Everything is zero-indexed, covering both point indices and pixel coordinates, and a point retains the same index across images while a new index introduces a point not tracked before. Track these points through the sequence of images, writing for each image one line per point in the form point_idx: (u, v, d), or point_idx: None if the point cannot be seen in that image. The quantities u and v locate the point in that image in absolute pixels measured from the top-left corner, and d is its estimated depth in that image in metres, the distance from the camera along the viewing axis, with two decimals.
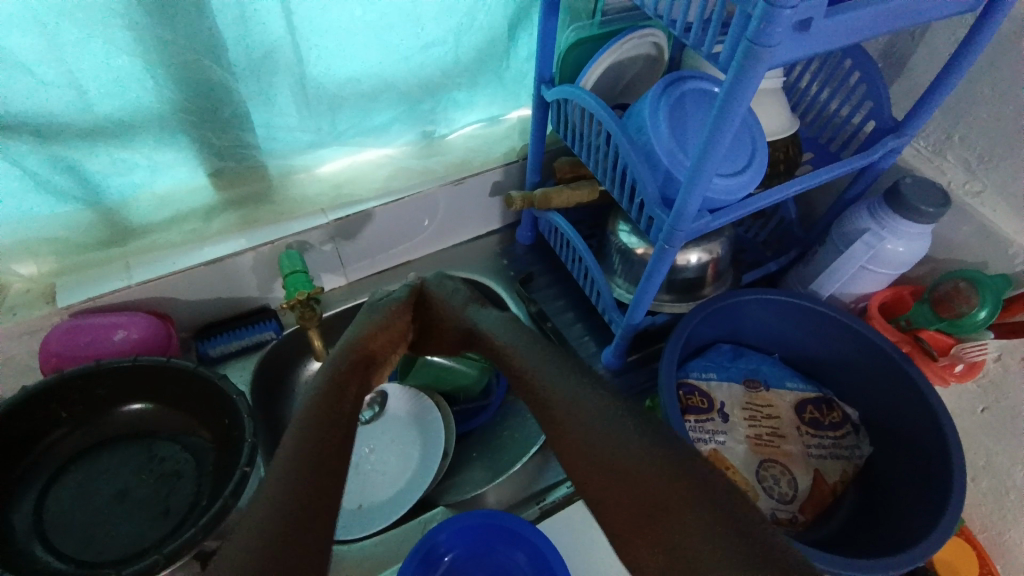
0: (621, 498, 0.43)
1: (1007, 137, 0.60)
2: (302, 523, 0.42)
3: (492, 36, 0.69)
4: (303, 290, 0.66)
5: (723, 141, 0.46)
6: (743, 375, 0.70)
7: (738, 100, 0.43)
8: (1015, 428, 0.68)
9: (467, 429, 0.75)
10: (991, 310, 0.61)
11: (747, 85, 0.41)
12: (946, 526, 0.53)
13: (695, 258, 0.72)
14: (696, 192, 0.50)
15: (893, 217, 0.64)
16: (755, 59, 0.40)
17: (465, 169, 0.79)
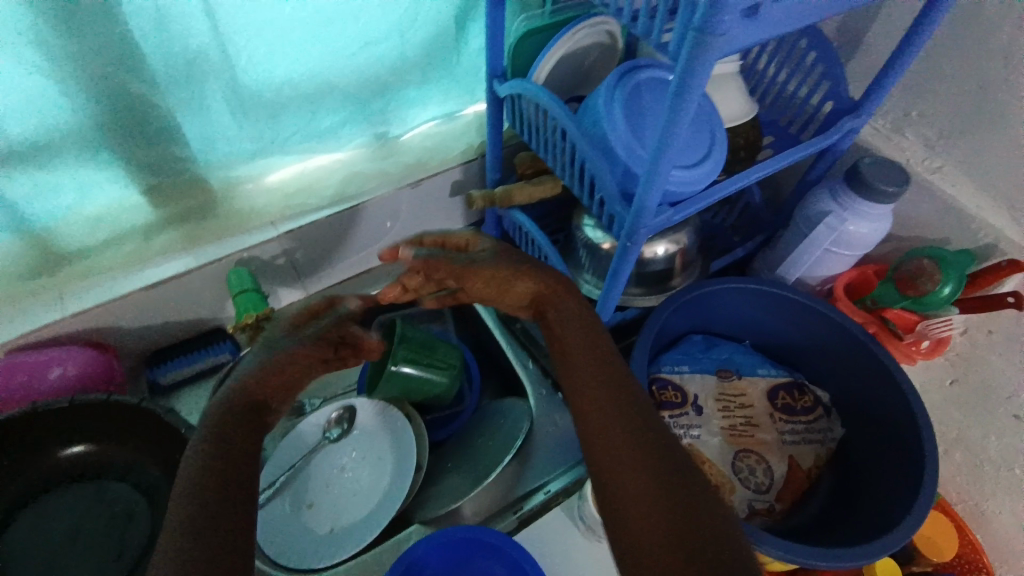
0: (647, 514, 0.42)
1: (965, 112, 0.60)
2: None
3: (441, 29, 0.66)
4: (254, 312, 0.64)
5: (678, 134, 0.44)
6: (715, 365, 0.70)
7: (691, 92, 0.41)
8: (983, 398, 0.70)
9: (442, 438, 0.75)
10: (955, 287, 0.61)
11: (699, 75, 0.40)
12: (920, 512, 0.53)
13: (663, 250, 0.72)
14: (655, 187, 0.48)
15: (854, 198, 0.64)
16: (706, 47, 0.38)
17: (422, 169, 0.77)
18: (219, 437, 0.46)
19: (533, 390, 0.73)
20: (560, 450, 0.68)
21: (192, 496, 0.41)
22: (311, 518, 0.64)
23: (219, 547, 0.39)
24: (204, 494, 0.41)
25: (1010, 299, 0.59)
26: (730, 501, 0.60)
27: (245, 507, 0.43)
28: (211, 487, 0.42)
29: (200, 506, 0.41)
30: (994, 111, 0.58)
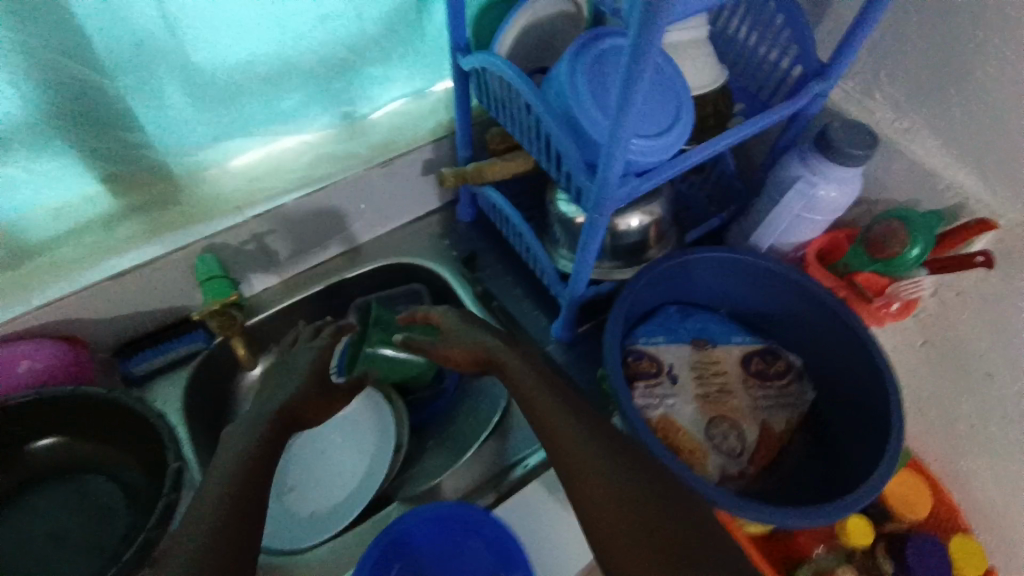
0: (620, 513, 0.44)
1: (933, 72, 0.59)
2: (235, 536, 0.43)
3: (400, 3, 0.65)
4: (220, 300, 0.63)
5: (635, 101, 0.44)
6: (690, 335, 0.70)
7: (645, 56, 0.41)
8: (954, 357, 0.71)
9: (425, 418, 0.75)
10: (923, 248, 0.62)
11: (652, 40, 0.40)
12: (887, 469, 0.54)
13: (637, 222, 0.72)
14: (617, 157, 0.48)
15: (823, 162, 0.64)
16: (655, 11, 0.38)
17: (390, 149, 0.75)
18: (258, 442, 0.51)
19: None
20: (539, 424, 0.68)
21: (215, 483, 0.46)
22: (293, 501, 0.65)
23: (235, 541, 0.43)
24: (223, 490, 0.45)
25: (979, 260, 0.60)
26: (704, 466, 0.61)
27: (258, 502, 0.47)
28: (235, 484, 0.46)
29: (231, 504, 0.45)
30: (960, 70, 0.57)
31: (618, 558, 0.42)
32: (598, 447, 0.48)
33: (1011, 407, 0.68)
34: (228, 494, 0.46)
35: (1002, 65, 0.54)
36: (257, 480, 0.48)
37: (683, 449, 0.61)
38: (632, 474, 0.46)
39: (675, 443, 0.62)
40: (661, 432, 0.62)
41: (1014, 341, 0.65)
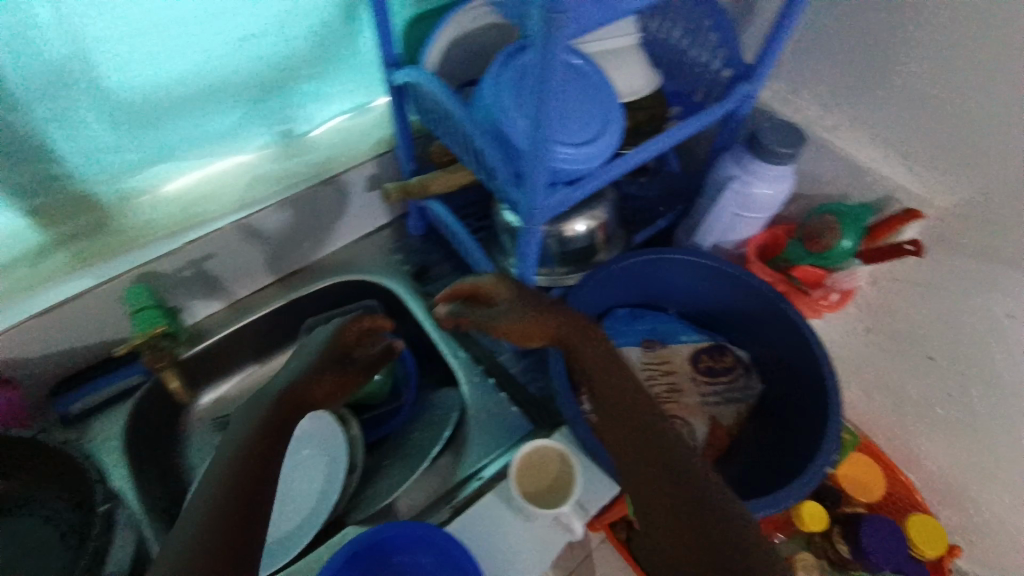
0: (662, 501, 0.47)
1: (853, 68, 0.61)
2: (231, 533, 0.41)
3: (327, 21, 0.64)
4: (149, 330, 0.62)
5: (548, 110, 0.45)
6: (640, 337, 0.71)
7: (550, 66, 0.42)
8: (895, 343, 0.73)
9: (382, 434, 0.75)
10: (855, 240, 0.64)
11: (553, 50, 0.41)
12: (824, 458, 0.55)
13: (583, 227, 0.73)
14: (539, 164, 0.48)
15: (755, 162, 0.65)
16: (553, 22, 0.39)
17: (330, 167, 0.76)
18: (255, 431, 0.49)
19: (466, 378, 0.73)
20: (496, 434, 0.69)
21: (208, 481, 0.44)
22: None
23: (227, 535, 0.41)
24: (221, 485, 0.44)
25: (908, 247, 0.62)
26: None
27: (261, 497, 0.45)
28: (233, 475, 0.45)
29: (226, 497, 0.43)
30: (880, 64, 0.59)
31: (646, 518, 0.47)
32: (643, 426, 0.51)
33: (953, 386, 0.70)
34: (224, 487, 0.44)
35: (922, 56, 0.55)
36: (256, 475, 0.45)
37: None
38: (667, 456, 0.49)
39: None
40: None
41: (950, 324, 0.66)
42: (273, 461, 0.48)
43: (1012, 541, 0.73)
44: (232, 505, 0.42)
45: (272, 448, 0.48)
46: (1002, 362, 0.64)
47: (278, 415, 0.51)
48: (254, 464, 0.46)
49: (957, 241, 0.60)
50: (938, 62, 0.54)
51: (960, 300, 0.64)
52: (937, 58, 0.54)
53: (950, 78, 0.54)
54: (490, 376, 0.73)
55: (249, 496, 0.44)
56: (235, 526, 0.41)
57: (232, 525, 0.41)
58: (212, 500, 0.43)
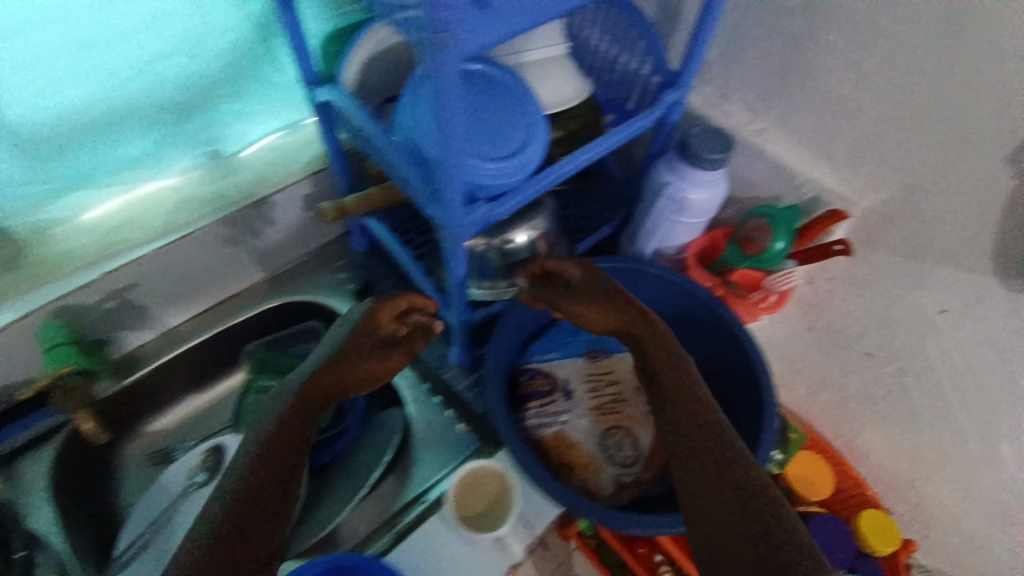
0: (710, 479, 0.48)
1: (775, 74, 0.61)
2: (232, 540, 0.46)
3: (241, 39, 0.63)
4: (59, 368, 0.62)
5: (450, 129, 0.44)
6: (585, 346, 0.71)
7: (443, 87, 0.41)
8: (836, 341, 0.74)
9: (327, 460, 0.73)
10: (787, 242, 0.64)
11: (442, 72, 0.40)
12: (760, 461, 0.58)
13: (524, 237, 0.72)
14: (450, 182, 0.47)
15: (686, 168, 0.65)
16: (436, 43, 0.38)
17: (263, 186, 0.72)
18: (278, 421, 0.54)
19: (414, 398, 0.72)
20: (443, 453, 0.68)
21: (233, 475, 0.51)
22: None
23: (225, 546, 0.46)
24: (235, 482, 0.50)
25: (837, 247, 0.62)
26: (596, 479, 0.61)
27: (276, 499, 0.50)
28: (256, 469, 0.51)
29: (246, 497, 0.49)
30: (798, 68, 0.59)
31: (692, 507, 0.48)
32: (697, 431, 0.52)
33: (893, 381, 0.71)
34: (245, 484, 0.50)
35: (835, 61, 0.55)
36: (269, 477, 0.51)
37: (575, 464, 0.62)
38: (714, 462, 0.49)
39: (565, 459, 0.62)
40: (554, 449, 0.63)
41: (884, 321, 0.67)
42: (286, 460, 0.53)
43: (959, 526, 0.75)
44: (248, 508, 0.48)
45: (292, 451, 0.54)
46: (936, 356, 0.65)
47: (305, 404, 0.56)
48: (270, 464, 0.52)
49: (884, 239, 0.61)
50: (852, 66, 0.54)
51: (893, 298, 0.65)
52: (850, 62, 0.54)
53: (864, 82, 0.54)
54: (436, 394, 0.72)
55: (267, 496, 0.50)
56: (254, 529, 0.48)
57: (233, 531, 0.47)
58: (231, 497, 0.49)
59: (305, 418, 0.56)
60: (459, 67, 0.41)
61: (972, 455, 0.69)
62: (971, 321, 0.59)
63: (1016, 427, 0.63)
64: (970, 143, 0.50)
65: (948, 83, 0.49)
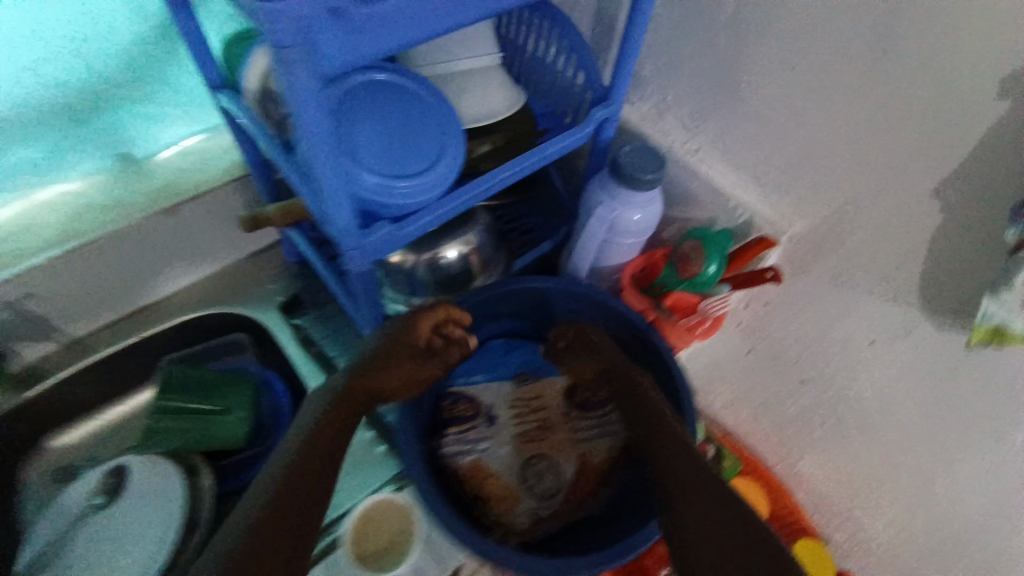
0: (709, 519, 0.49)
1: (710, 90, 0.59)
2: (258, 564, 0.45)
3: (139, 45, 0.61)
4: None
5: (320, 149, 0.40)
6: (514, 369, 0.68)
7: (301, 104, 0.37)
8: (775, 365, 0.72)
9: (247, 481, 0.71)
10: (719, 266, 0.62)
11: (297, 89, 0.36)
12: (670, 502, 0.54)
13: (455, 253, 0.69)
14: (333, 205, 0.44)
15: (619, 188, 0.62)
16: (283, 60, 0.34)
17: (173, 195, 0.71)
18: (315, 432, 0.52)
19: None
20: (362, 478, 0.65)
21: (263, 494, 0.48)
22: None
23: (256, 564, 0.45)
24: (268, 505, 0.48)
25: (768, 274, 0.60)
26: (513, 512, 0.60)
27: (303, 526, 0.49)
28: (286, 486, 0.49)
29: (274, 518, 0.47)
30: (729, 86, 0.57)
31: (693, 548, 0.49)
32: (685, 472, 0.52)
33: (829, 409, 0.70)
34: (274, 506, 0.48)
35: (762, 81, 0.53)
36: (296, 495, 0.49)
37: (491, 496, 0.60)
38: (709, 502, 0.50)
39: (482, 491, 0.60)
40: (471, 480, 0.60)
41: (821, 348, 0.65)
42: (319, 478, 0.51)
43: (895, 557, 0.74)
44: (277, 526, 0.47)
45: (320, 472, 0.51)
46: (869, 386, 0.63)
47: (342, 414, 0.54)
48: (301, 480, 0.50)
49: (815, 266, 0.59)
50: (779, 86, 0.53)
51: (826, 326, 0.63)
52: (776, 82, 0.53)
53: (790, 102, 0.53)
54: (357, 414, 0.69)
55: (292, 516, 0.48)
56: (269, 556, 0.46)
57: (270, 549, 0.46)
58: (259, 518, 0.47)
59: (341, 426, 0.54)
60: (318, 83, 0.37)
61: (905, 486, 0.67)
62: (900, 353, 0.58)
63: (946, 460, 0.61)
64: (891, 173, 0.48)
65: (870, 108, 0.47)
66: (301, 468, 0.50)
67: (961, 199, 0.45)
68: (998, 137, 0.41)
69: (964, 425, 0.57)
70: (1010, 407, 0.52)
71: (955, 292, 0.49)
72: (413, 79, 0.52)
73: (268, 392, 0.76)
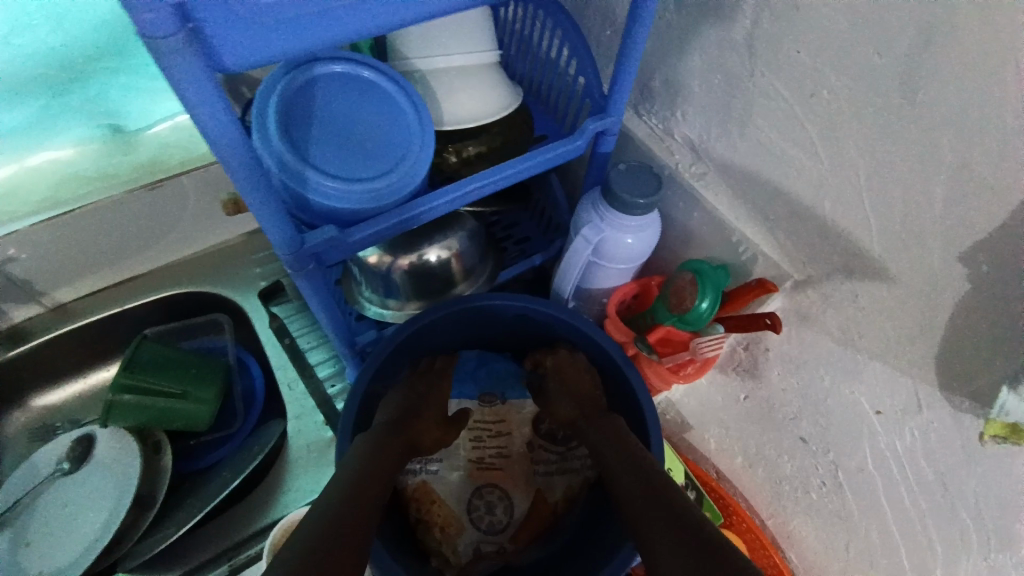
0: (654, 525, 0.39)
1: (720, 109, 0.53)
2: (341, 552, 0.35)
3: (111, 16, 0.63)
4: None
5: (235, 155, 0.35)
6: (479, 389, 0.65)
7: (196, 104, 0.31)
8: (770, 418, 0.64)
9: (208, 463, 0.71)
10: (713, 302, 0.56)
11: (181, 84, 0.29)
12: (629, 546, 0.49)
13: (436, 257, 0.65)
14: (267, 215, 0.39)
15: (610, 210, 0.57)
16: (156, 52, 0.28)
17: (157, 170, 0.74)
18: (370, 449, 0.47)
19: (295, 414, 0.70)
20: (310, 476, 0.67)
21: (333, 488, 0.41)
22: (27, 557, 0.62)
23: (331, 548, 0.35)
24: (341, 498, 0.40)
25: (765, 320, 0.53)
26: (454, 544, 0.57)
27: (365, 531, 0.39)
28: (354, 487, 0.42)
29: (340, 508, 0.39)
30: (742, 110, 0.51)
31: (649, 552, 0.37)
32: (634, 483, 0.44)
33: (825, 476, 0.61)
34: (343, 497, 0.40)
35: (778, 110, 0.48)
36: (364, 496, 0.42)
37: (433, 524, 0.57)
38: (658, 506, 0.40)
39: (425, 516, 0.57)
40: (414, 503, 0.58)
41: (819, 408, 0.57)
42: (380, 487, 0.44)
43: None
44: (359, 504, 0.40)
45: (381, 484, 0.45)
46: (871, 460, 0.55)
47: (393, 436, 0.51)
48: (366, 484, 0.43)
49: (820, 317, 0.52)
50: (796, 117, 0.47)
51: (829, 385, 0.55)
52: (792, 113, 0.47)
53: (807, 137, 0.46)
54: (318, 412, 0.70)
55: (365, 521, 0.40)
56: (345, 547, 0.36)
57: (338, 538, 0.36)
58: (337, 501, 0.40)
59: (396, 448, 0.50)
60: (215, 80, 0.31)
61: None
62: (909, 432, 0.49)
63: (944, 562, 0.52)
64: (910, 230, 0.42)
65: (890, 150, 0.41)
66: (371, 474, 0.45)
67: (993, 272, 0.38)
68: None
69: (977, 528, 0.48)
70: None
71: (976, 374, 0.42)
72: (373, 71, 0.48)
73: (243, 374, 0.76)
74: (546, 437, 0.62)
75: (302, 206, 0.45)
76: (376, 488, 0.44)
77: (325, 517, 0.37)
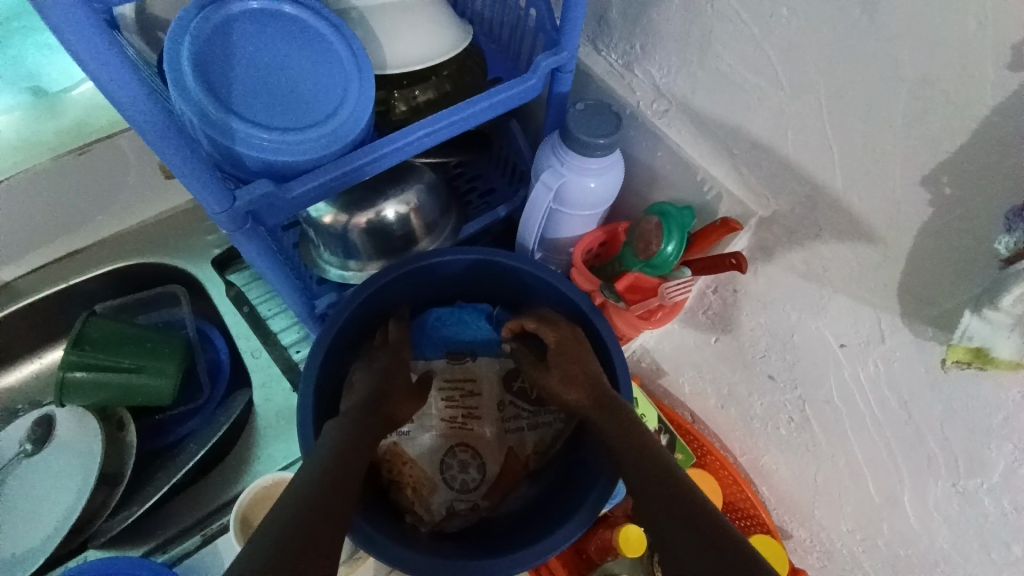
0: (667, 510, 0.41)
1: (678, 38, 0.50)
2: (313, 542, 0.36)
3: None
4: None
5: (142, 111, 0.32)
6: (444, 346, 0.64)
7: (82, 53, 0.29)
8: (741, 358, 0.64)
9: (177, 437, 0.70)
10: (678, 245, 0.55)
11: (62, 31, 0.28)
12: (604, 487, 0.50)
13: (394, 213, 0.61)
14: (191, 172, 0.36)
15: (571, 155, 0.55)
16: None
17: (82, 136, 0.70)
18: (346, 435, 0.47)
19: (261, 382, 0.69)
20: (282, 444, 0.67)
21: (309, 476, 0.41)
22: None
23: (305, 532, 0.37)
24: (315, 488, 0.40)
25: (731, 260, 0.52)
26: (426, 503, 0.57)
27: (343, 516, 0.40)
28: (331, 470, 0.43)
29: (317, 490, 0.40)
30: (701, 37, 0.48)
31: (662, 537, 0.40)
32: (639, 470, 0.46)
33: (794, 410, 0.61)
34: (320, 481, 0.41)
35: (735, 34, 0.45)
36: (338, 481, 0.42)
37: (404, 485, 0.57)
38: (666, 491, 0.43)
39: (398, 477, 0.57)
40: (386, 465, 0.57)
41: (787, 345, 0.57)
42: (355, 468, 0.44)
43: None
44: (337, 491, 0.41)
45: (354, 466, 0.44)
46: (837, 393, 0.55)
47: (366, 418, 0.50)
48: (345, 473, 0.43)
49: (784, 252, 0.51)
50: (755, 41, 0.44)
51: (796, 320, 0.54)
52: (751, 37, 0.44)
53: (768, 61, 0.44)
54: (284, 379, 0.69)
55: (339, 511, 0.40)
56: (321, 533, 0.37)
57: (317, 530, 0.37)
58: (313, 490, 0.40)
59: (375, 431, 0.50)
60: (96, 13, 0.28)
61: (869, 508, 0.59)
62: (873, 362, 0.49)
63: (909, 486, 0.53)
64: (874, 155, 0.40)
65: (850, 70, 0.39)
66: (346, 453, 0.45)
67: (957, 192, 0.36)
68: (1008, 118, 0.32)
69: (943, 451, 0.48)
70: (1007, 440, 0.43)
71: (940, 299, 0.41)
72: (294, 6, 0.44)
73: (206, 346, 0.74)
74: (518, 395, 0.63)
75: (233, 161, 0.42)
76: (355, 470, 0.44)
77: (299, 510, 0.38)
